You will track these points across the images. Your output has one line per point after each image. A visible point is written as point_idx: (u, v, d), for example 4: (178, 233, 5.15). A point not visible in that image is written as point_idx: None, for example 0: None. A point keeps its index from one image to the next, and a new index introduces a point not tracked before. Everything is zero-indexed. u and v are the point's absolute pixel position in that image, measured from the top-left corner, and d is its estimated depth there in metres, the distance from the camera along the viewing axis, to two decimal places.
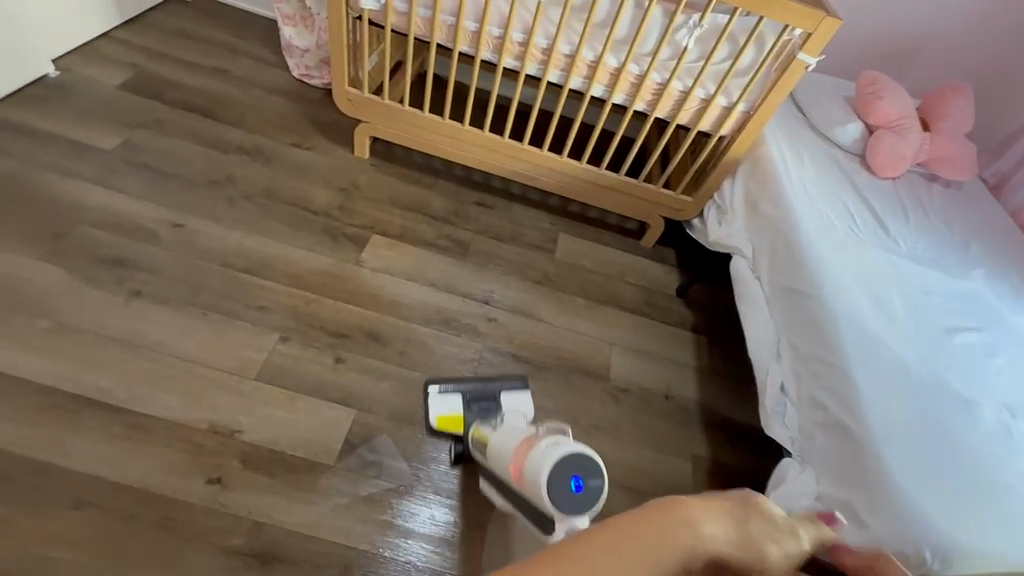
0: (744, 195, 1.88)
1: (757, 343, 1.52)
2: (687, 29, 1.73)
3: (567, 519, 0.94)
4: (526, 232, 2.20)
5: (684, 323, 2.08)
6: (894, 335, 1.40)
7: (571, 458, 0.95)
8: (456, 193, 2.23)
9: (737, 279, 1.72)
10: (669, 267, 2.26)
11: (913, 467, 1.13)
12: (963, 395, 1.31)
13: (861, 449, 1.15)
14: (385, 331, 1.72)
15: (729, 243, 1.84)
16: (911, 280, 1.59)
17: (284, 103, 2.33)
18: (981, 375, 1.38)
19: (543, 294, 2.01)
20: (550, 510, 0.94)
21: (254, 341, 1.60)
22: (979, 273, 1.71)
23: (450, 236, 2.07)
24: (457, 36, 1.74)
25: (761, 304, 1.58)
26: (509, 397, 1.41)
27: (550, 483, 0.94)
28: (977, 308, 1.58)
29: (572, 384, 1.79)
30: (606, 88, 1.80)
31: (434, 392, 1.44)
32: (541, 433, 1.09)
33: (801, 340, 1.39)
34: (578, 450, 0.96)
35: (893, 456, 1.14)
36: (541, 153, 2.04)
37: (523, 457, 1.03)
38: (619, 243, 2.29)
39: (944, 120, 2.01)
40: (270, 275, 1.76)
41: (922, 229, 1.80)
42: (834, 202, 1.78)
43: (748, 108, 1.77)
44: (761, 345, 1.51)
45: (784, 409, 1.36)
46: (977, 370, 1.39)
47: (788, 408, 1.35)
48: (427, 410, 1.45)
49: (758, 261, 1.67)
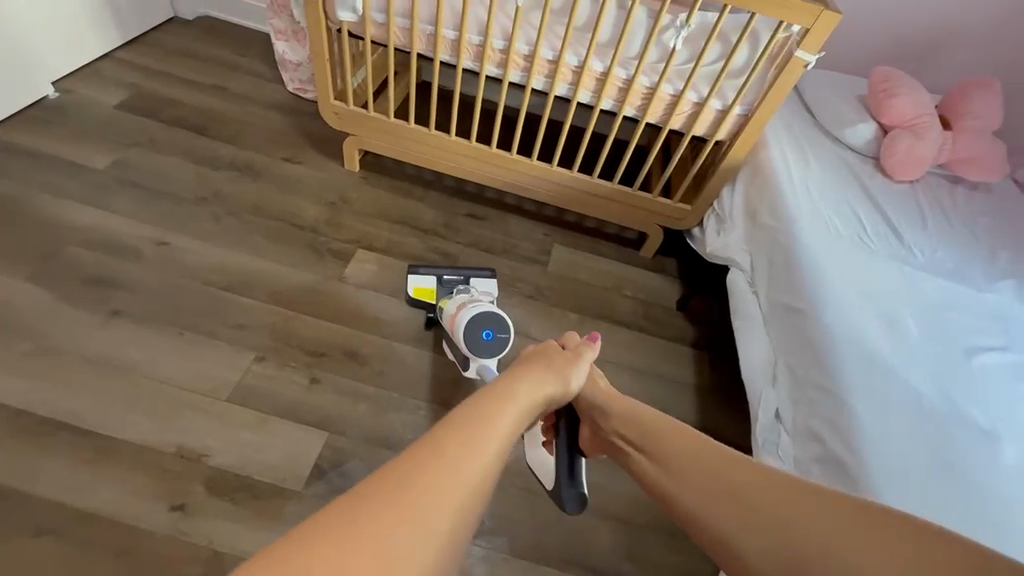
0: (744, 204, 1.76)
1: (752, 363, 1.41)
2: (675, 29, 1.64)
3: (482, 358, 1.51)
4: (519, 244, 2.12)
5: (683, 338, 1.97)
6: (905, 357, 1.27)
7: (486, 322, 1.49)
8: (447, 205, 2.18)
9: (734, 294, 1.60)
10: (670, 279, 2.15)
11: (919, 511, 1.01)
12: (984, 426, 1.17)
13: (858, 489, 1.04)
14: (365, 349, 1.67)
15: (727, 255, 1.73)
16: (928, 294, 1.45)
17: (277, 117, 2.33)
18: (1006, 403, 1.24)
19: (532, 309, 1.94)
20: (471, 352, 1.51)
21: (230, 361, 1.57)
22: (1008, 284, 1.55)
23: (438, 250, 2.02)
24: (437, 45, 1.70)
25: (758, 321, 1.47)
26: (479, 282, 1.75)
27: (473, 335, 1.49)
28: (1004, 324, 1.42)
29: None
30: (593, 94, 1.72)
31: (415, 272, 1.73)
32: (473, 304, 1.56)
33: (797, 362, 1.28)
34: (491, 316, 1.50)
35: (895, 497, 1.03)
36: (531, 162, 1.97)
37: (457, 319, 1.53)
38: (616, 254, 2.19)
39: (968, 118, 1.84)
40: (250, 292, 1.74)
41: (943, 237, 1.65)
42: (843, 209, 1.65)
43: (745, 110, 1.66)
44: (756, 365, 1.40)
45: (779, 438, 1.25)
46: (1002, 397, 1.25)
47: (782, 437, 1.24)
48: (407, 282, 1.74)
49: (756, 275, 1.56)
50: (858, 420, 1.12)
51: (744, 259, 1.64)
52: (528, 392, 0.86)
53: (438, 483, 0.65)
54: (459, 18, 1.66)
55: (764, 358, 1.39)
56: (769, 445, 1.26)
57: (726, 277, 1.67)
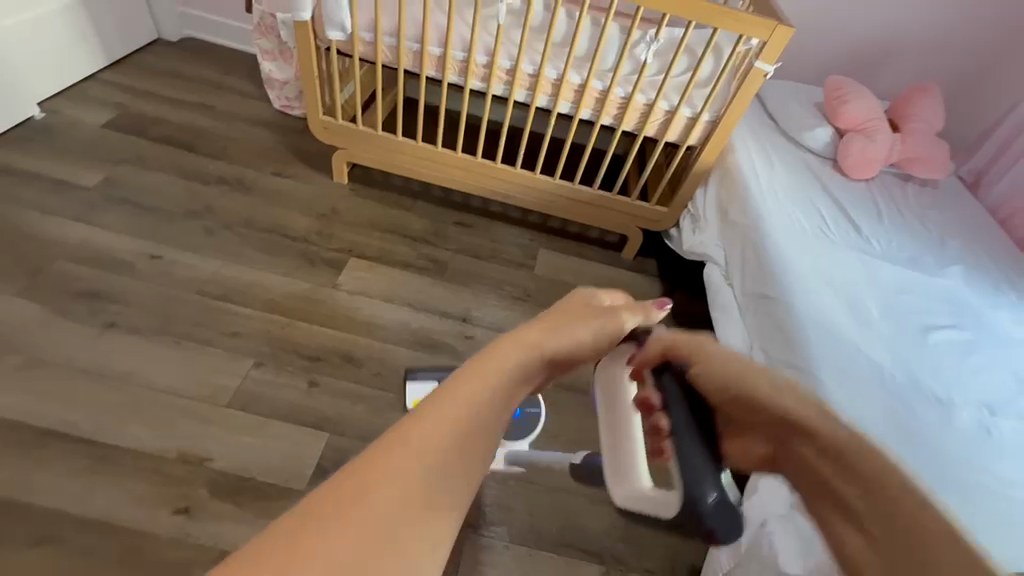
0: (717, 203, 1.88)
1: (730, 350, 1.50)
2: (645, 45, 1.77)
3: None
4: (506, 249, 2.21)
5: None
6: (867, 337, 1.38)
7: None
8: (435, 214, 2.25)
9: (710, 288, 1.71)
10: (651, 279, 2.25)
11: None
12: (938, 395, 1.29)
13: None
14: (361, 353, 1.72)
15: (703, 252, 1.84)
16: (885, 280, 1.58)
17: (265, 133, 2.38)
18: (958, 373, 1.36)
19: (521, 310, 2.01)
20: None
21: (227, 368, 1.60)
22: (957, 269, 1.69)
23: (428, 256, 2.09)
24: (423, 61, 1.79)
25: (733, 312, 1.56)
26: None
27: None
28: (955, 305, 1.56)
29: (552, 399, 1.76)
30: (572, 104, 1.83)
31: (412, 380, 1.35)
32: None
33: (770, 345, 1.38)
34: None
35: None
36: (515, 171, 2.06)
37: None
38: (599, 256, 2.29)
39: (914, 120, 2.01)
40: (246, 302, 1.77)
41: (897, 228, 1.79)
42: (806, 207, 1.78)
43: (713, 117, 1.79)
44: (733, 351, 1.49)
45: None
46: (954, 368, 1.37)
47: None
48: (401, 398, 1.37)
49: (730, 269, 1.66)
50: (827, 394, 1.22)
51: (719, 255, 1.75)
52: (525, 338, 0.57)
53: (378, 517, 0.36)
54: (443, 36, 1.76)
55: (740, 344, 1.49)
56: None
57: (703, 272, 1.78)
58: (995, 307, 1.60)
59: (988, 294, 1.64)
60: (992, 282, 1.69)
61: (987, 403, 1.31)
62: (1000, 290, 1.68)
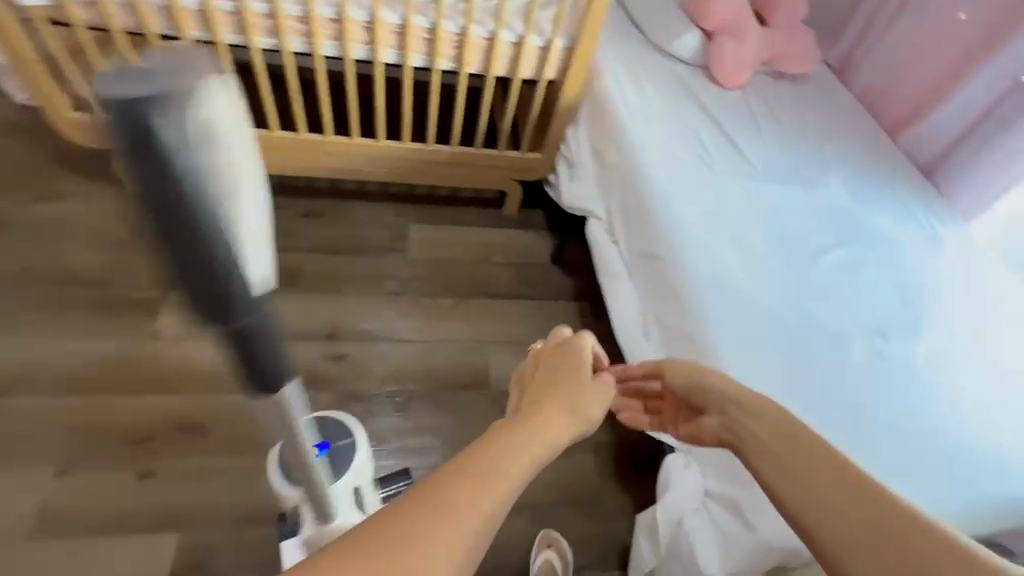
0: (591, 145, 1.65)
1: (622, 325, 1.34)
2: None
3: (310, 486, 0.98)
4: (369, 235, 1.89)
5: (563, 293, 1.90)
6: (756, 285, 1.26)
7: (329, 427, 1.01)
8: (276, 209, 1.87)
9: (595, 249, 1.52)
10: (538, 233, 2.04)
11: None
12: (832, 329, 1.22)
13: None
14: (203, 416, 1.38)
15: (582, 204, 1.63)
16: (770, 205, 1.46)
17: (9, 141, 1.77)
18: (848, 298, 1.29)
19: (399, 307, 1.75)
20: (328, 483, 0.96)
21: (21, 485, 1.24)
22: (835, 176, 1.61)
23: (275, 267, 1.73)
24: (179, 21, 1.32)
25: (623, 283, 1.40)
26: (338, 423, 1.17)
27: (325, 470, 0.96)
28: (836, 219, 1.48)
29: (451, 403, 1.59)
30: (398, 51, 1.46)
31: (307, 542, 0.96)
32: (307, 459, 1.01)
33: (665, 314, 1.24)
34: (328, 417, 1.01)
35: None
36: (353, 142, 1.71)
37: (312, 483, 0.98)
38: (478, 219, 2.04)
39: (781, 10, 1.84)
40: (28, 388, 1.36)
41: (775, 140, 1.66)
42: (685, 133, 1.59)
43: (567, 42, 1.51)
44: (624, 327, 1.34)
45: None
46: (846, 293, 1.30)
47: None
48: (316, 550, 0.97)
49: (613, 224, 1.47)
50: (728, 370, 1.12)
51: (600, 207, 1.55)
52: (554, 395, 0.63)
53: (431, 516, 0.44)
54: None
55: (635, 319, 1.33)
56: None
57: (585, 228, 1.58)
58: (874, 210, 1.54)
59: (866, 196, 1.57)
60: (869, 181, 1.62)
61: (879, 325, 1.25)
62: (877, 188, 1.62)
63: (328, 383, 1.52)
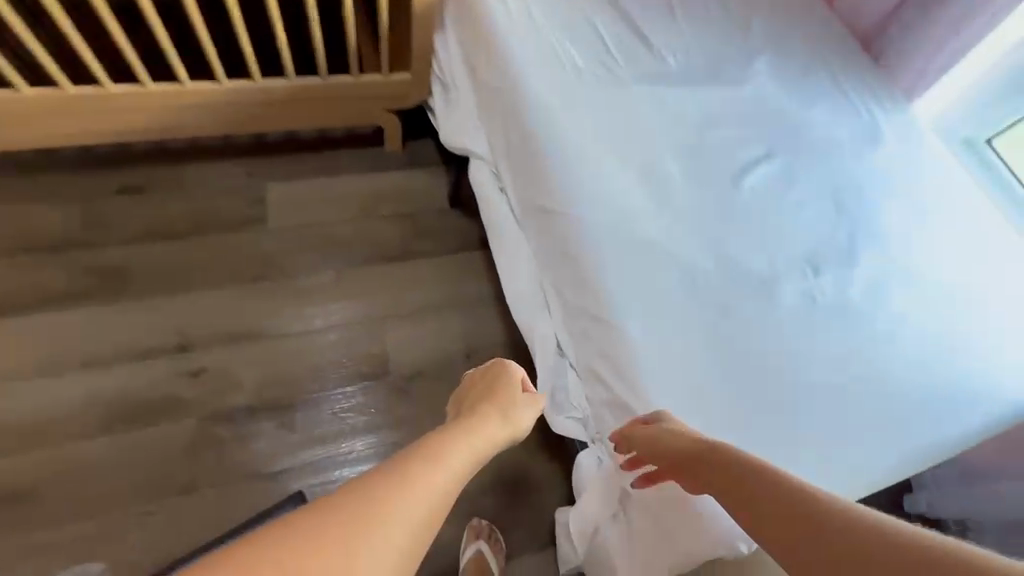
0: (463, 60, 1.28)
1: (520, 298, 1.12)
2: None
3: None
4: (214, 207, 1.52)
5: (470, 243, 1.60)
6: (670, 231, 1.03)
7: None
8: (85, 192, 1.47)
9: (484, 203, 1.23)
10: (432, 172, 1.69)
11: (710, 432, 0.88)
12: (758, 273, 1.01)
13: None
14: (33, 475, 1.18)
15: (462, 140, 1.30)
16: (686, 118, 1.18)
17: None
18: (778, 227, 1.08)
19: (266, 293, 1.43)
20: None
21: None
22: (765, 64, 1.31)
23: (94, 269, 1.38)
24: None
25: (517, 245, 1.14)
26: None
27: None
28: (767, 122, 1.22)
29: (342, 399, 1.35)
30: None
31: None
32: None
33: (559, 283, 1.00)
34: None
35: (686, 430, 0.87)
36: (146, 88, 1.31)
37: None
38: (354, 163, 1.66)
39: None
40: None
41: (694, 24, 1.33)
42: (578, 29, 1.24)
43: None
44: (523, 301, 1.11)
45: (561, 382, 1.03)
46: (774, 221, 1.08)
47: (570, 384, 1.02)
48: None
49: (497, 167, 1.18)
50: (638, 350, 0.92)
51: (481, 145, 1.24)
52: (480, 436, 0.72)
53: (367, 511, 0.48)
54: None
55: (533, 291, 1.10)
56: (562, 400, 1.03)
57: (470, 172, 1.28)
58: (812, 103, 1.27)
59: (801, 86, 1.30)
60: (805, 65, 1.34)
61: (813, 256, 1.06)
62: (816, 71, 1.34)
63: (189, 408, 1.27)
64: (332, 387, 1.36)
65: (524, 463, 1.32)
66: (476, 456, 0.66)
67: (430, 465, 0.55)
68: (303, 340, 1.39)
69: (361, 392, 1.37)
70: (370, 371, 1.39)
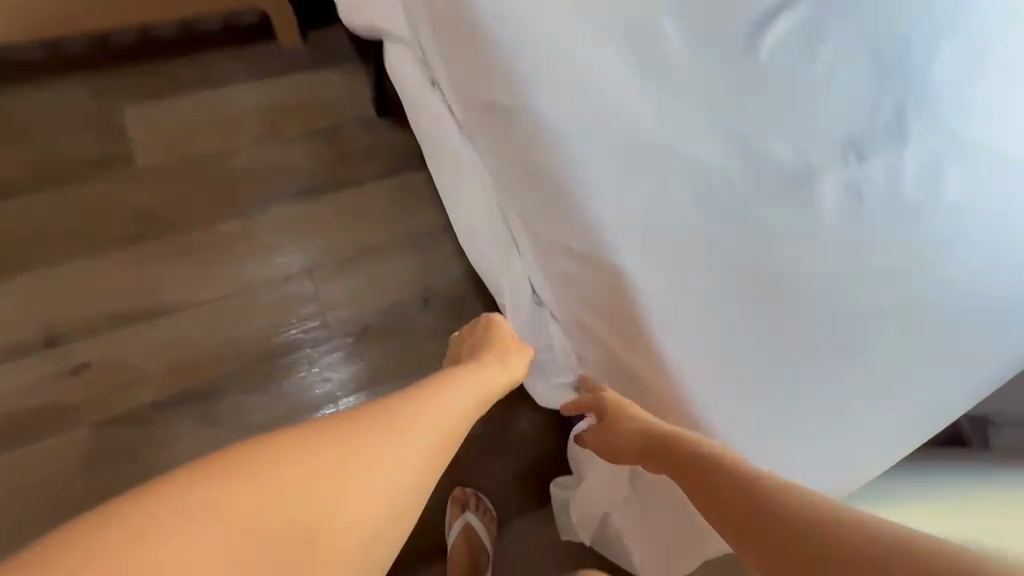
0: None
1: (477, 238, 0.84)
2: None
3: None
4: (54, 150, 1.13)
5: (408, 160, 1.27)
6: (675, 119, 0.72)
7: None
8: None
9: (414, 110, 0.90)
10: (347, 71, 1.30)
11: (748, 394, 0.68)
12: (794, 168, 0.74)
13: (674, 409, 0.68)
14: None
15: (371, 14, 0.91)
16: None
17: None
18: (814, 99, 0.79)
19: (149, 256, 1.10)
20: None
21: None
22: None
23: None
24: None
25: (463, 164, 0.83)
26: None
27: None
28: None
29: (275, 376, 1.08)
30: None
31: None
32: None
33: (533, 214, 0.72)
34: None
35: (715, 393, 0.68)
36: None
37: None
38: (239, 69, 1.25)
39: None
40: None
41: None
42: None
43: None
44: (482, 241, 0.84)
45: (542, 338, 0.80)
46: (810, 91, 0.79)
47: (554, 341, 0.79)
48: None
49: (426, 50, 0.81)
50: (647, 291, 0.67)
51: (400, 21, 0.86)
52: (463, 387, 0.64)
53: (302, 469, 0.50)
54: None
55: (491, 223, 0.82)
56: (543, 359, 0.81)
57: (389, 64, 0.92)
58: None
59: None
60: None
61: (856, 134, 0.80)
62: None
63: (79, 417, 1.01)
64: (304, 352, 1.10)
65: (508, 423, 1.12)
66: (455, 428, 0.61)
67: (379, 426, 0.55)
68: (249, 303, 1.11)
69: (339, 357, 1.12)
70: (306, 338, 1.12)
